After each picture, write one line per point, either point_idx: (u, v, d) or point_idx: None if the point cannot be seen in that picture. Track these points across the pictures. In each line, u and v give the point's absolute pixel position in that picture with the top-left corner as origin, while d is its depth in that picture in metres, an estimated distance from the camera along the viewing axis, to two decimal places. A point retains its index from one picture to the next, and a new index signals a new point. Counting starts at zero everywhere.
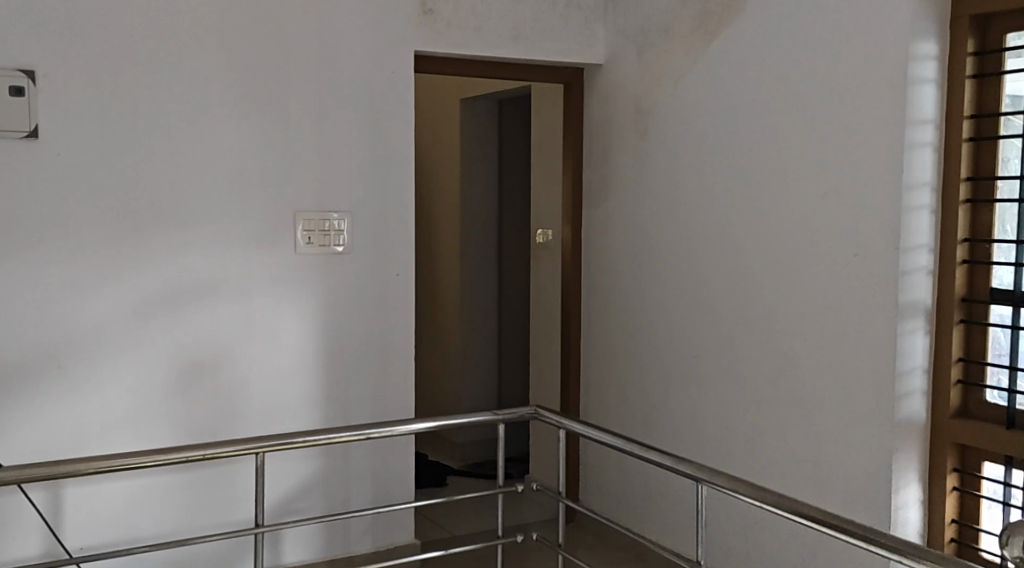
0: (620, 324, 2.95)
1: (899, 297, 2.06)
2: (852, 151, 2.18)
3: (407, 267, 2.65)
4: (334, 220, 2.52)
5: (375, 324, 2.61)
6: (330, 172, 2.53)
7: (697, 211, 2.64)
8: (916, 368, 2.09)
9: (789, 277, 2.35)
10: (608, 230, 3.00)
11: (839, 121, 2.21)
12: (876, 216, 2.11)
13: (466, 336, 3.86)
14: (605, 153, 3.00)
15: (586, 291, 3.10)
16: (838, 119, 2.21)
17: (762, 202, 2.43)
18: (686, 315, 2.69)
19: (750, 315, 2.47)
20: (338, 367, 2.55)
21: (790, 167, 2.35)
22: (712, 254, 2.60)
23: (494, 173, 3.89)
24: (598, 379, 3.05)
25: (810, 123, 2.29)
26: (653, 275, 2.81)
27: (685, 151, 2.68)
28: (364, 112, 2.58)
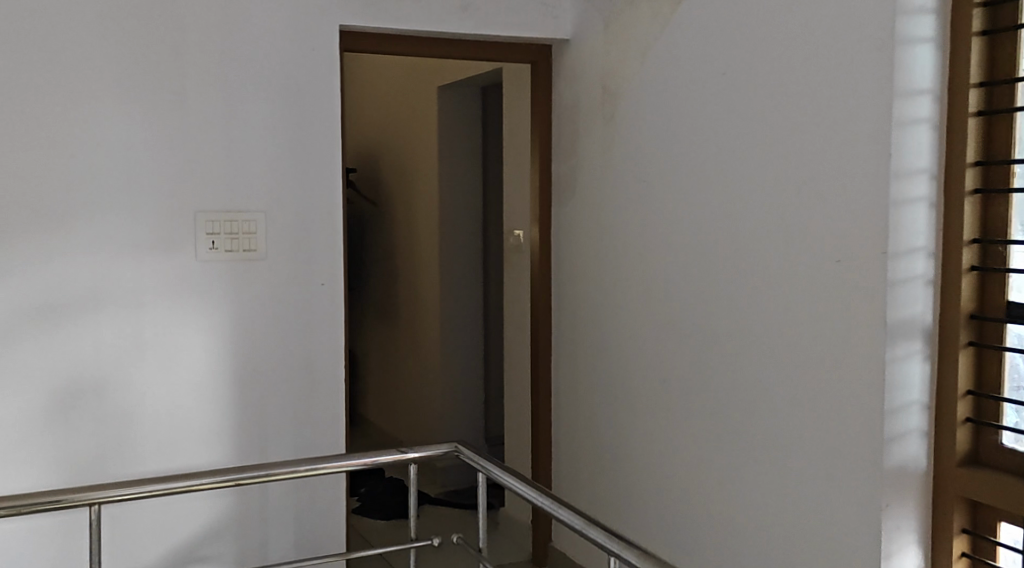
0: (592, 339, 2.56)
1: (889, 314, 1.64)
2: (836, 132, 1.75)
3: (335, 276, 2.29)
4: (245, 222, 2.16)
5: (298, 341, 2.25)
6: (243, 165, 2.17)
7: (673, 207, 2.23)
8: (912, 403, 1.68)
9: (772, 285, 1.93)
10: (579, 231, 2.62)
11: (831, 91, 1.76)
12: (863, 214, 1.69)
13: (448, 347, 3.54)
14: (574, 142, 2.62)
15: (557, 302, 2.73)
16: (819, 93, 1.79)
17: (743, 195, 2.01)
18: (657, 330, 2.30)
19: (728, 331, 2.05)
20: (255, 392, 2.19)
21: (780, 150, 1.90)
22: (686, 258, 2.19)
23: (478, 166, 3.53)
24: (571, 401, 2.68)
25: (799, 96, 1.85)
26: (623, 284, 2.42)
27: (655, 137, 2.28)
28: (283, 95, 2.22)
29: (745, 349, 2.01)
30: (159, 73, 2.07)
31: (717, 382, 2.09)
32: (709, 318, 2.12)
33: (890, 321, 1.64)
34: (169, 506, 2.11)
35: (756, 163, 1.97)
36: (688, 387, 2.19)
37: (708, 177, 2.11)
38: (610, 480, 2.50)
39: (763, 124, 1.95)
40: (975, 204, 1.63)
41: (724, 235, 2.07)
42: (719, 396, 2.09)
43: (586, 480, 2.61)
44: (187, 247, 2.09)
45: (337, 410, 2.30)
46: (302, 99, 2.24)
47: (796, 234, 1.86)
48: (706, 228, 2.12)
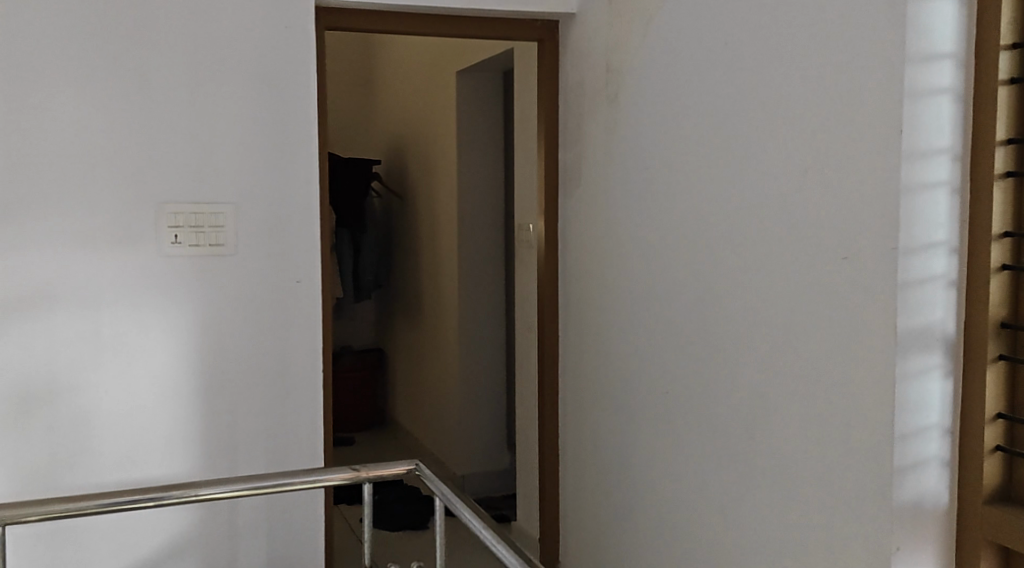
0: (597, 342, 2.35)
1: (901, 322, 1.39)
2: (842, 106, 1.49)
3: (312, 273, 2.12)
4: (212, 215, 1.99)
5: (273, 345, 2.09)
6: (212, 153, 1.98)
7: (678, 198, 1.96)
8: (930, 427, 1.42)
9: (781, 287, 1.65)
10: (584, 225, 2.40)
11: (849, 57, 1.47)
12: (873, 203, 1.42)
13: (466, 348, 3.37)
14: (580, 126, 2.40)
15: (563, 301, 2.53)
16: (822, 60, 1.53)
17: (750, 183, 1.73)
18: (659, 335, 2.06)
19: (729, 338, 1.81)
20: (225, 397, 2.04)
21: (792, 128, 1.61)
22: (686, 256, 1.94)
23: (500, 156, 3.34)
24: (577, 410, 2.48)
25: (814, 64, 1.55)
26: (625, 283, 2.19)
27: (658, 117, 2.03)
28: (254, 77, 2.02)
29: (749, 360, 1.75)
30: (118, 52, 1.88)
31: (720, 396, 1.85)
32: (713, 323, 1.86)
33: (901, 331, 1.38)
34: (131, 518, 2.01)
35: (765, 146, 1.68)
36: (690, 400, 1.95)
37: (715, 164, 1.83)
38: (612, 496, 2.30)
39: (773, 99, 1.65)
40: (1006, 189, 1.37)
41: (728, 230, 1.80)
42: (718, 411, 1.85)
43: (591, 497, 2.41)
44: (149, 243, 1.93)
45: (314, 418, 2.14)
46: (274, 82, 2.05)
47: (806, 227, 1.58)
48: (709, 222, 1.86)
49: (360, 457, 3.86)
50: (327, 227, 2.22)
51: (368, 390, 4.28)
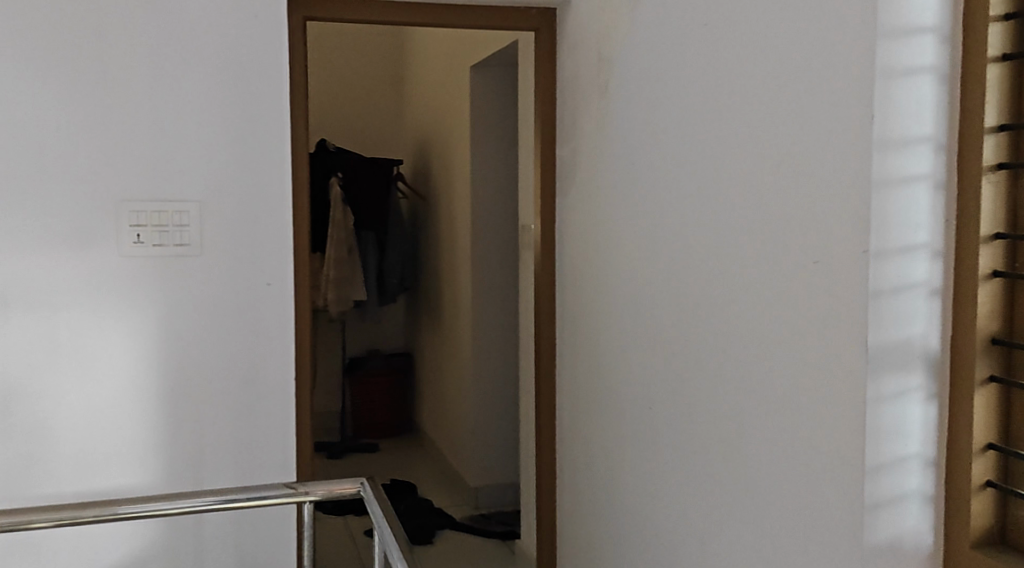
0: (589, 351, 2.20)
1: (872, 336, 1.21)
2: (812, 90, 1.31)
3: (283, 275, 2.03)
4: (176, 213, 1.92)
5: (241, 350, 2.01)
6: (176, 149, 1.91)
7: (661, 197, 1.80)
8: (909, 457, 1.24)
9: (756, 296, 1.47)
10: (579, 225, 2.25)
11: (820, 33, 1.28)
12: (845, 201, 1.25)
13: (479, 353, 3.26)
14: (575, 120, 2.25)
15: (560, 307, 2.39)
16: (792, 39, 1.35)
17: (726, 179, 1.55)
18: (643, 345, 1.90)
19: (708, 352, 1.64)
20: (189, 404, 1.97)
21: (766, 116, 1.43)
22: (668, 259, 1.78)
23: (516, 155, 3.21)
24: (572, 423, 2.33)
25: (787, 43, 1.37)
26: (614, 289, 2.04)
27: (645, 106, 1.87)
28: (222, 70, 1.95)
29: (726, 376, 1.58)
30: (75, 42, 1.82)
31: (698, 416, 1.68)
32: (693, 334, 1.69)
33: (872, 346, 1.21)
34: (92, 534, 1.95)
35: (740, 138, 1.50)
36: (672, 418, 1.79)
37: (694, 158, 1.66)
38: (602, 517, 2.15)
39: (747, 85, 1.48)
40: (998, 183, 1.18)
41: (706, 232, 1.63)
42: (697, 432, 1.69)
43: (584, 517, 2.26)
44: (109, 242, 1.87)
45: (285, 427, 2.05)
46: (243, 75, 1.96)
47: (781, 228, 1.40)
48: (688, 222, 1.69)
49: (379, 465, 3.78)
50: (303, 228, 2.13)
51: (395, 395, 4.18)
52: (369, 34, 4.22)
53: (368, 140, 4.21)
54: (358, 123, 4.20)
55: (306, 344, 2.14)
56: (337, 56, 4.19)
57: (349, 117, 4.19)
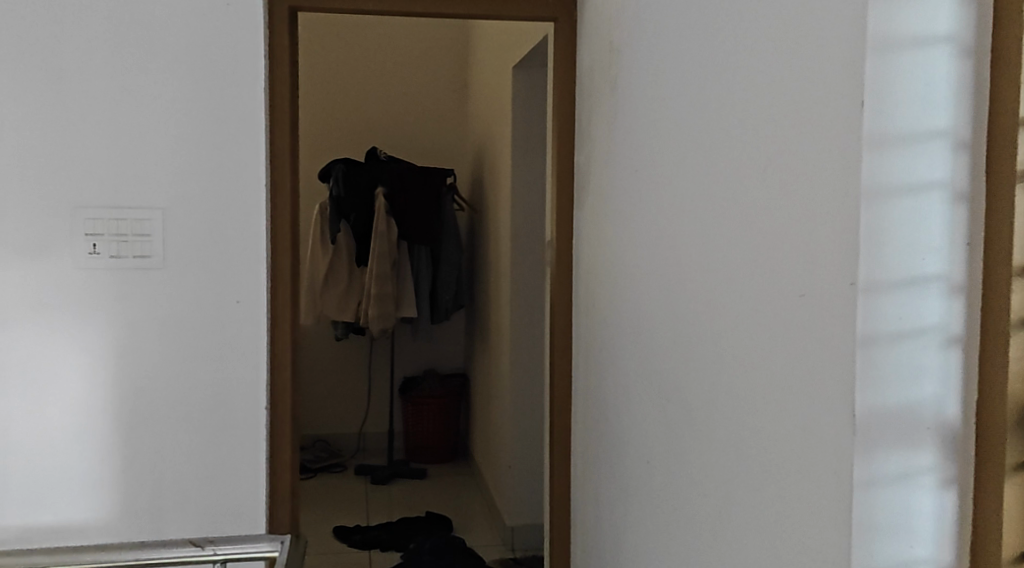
0: (598, 386, 1.92)
1: (859, 398, 0.90)
2: (795, 70, 1.01)
3: (254, 291, 1.85)
4: (136, 222, 1.78)
5: (207, 373, 1.84)
6: (137, 153, 1.77)
7: (658, 211, 1.51)
8: (912, 561, 0.92)
9: (742, 334, 1.17)
10: (592, 241, 1.98)
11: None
12: (830, 217, 0.94)
13: (518, 377, 3.01)
14: (590, 121, 1.99)
15: (577, 334, 2.12)
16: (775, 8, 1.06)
17: (713, 188, 1.26)
18: (643, 386, 1.61)
19: (696, 400, 1.34)
20: (153, 431, 1.82)
21: (751, 109, 1.13)
22: (663, 283, 1.49)
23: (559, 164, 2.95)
24: (584, 466, 2.05)
25: (770, 15, 1.07)
26: (620, 317, 1.75)
27: (645, 101, 1.59)
28: (188, 69, 1.79)
29: (715, 433, 1.27)
30: (30, 37, 1.71)
31: (689, 479, 1.37)
32: (685, 377, 1.39)
33: (859, 414, 0.90)
34: None
35: (726, 135, 1.21)
36: (667, 476, 1.48)
37: (686, 163, 1.37)
38: None
39: (734, 69, 1.18)
40: None
41: (695, 255, 1.34)
42: (686, 496, 1.39)
43: None
44: (63, 252, 1.75)
45: (257, 460, 1.87)
46: (211, 74, 1.80)
47: (765, 251, 1.09)
48: (680, 240, 1.40)
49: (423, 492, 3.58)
50: (285, 241, 1.95)
51: (448, 418, 3.92)
52: (430, 40, 4.07)
53: (425, 152, 4.05)
54: (415, 132, 4.05)
55: (286, 368, 1.96)
56: (397, 64, 4.05)
57: (406, 127, 4.05)
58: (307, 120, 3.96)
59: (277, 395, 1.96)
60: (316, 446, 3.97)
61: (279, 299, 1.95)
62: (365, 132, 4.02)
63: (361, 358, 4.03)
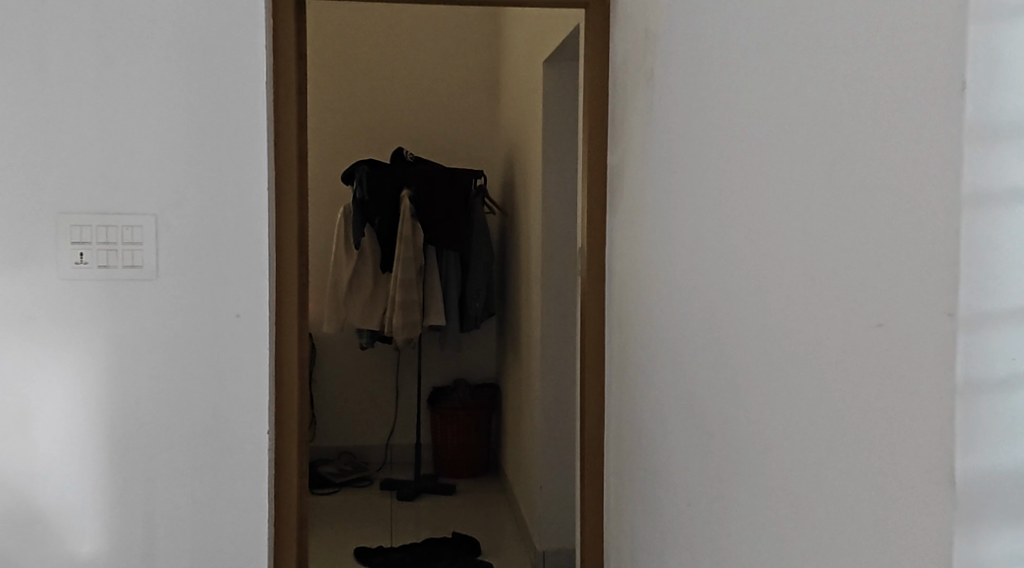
0: (633, 410, 1.74)
1: (961, 460, 0.71)
2: (870, 47, 0.82)
3: (256, 303, 1.70)
4: (126, 229, 1.64)
5: (204, 394, 1.69)
6: (128, 155, 1.64)
7: (700, 217, 1.33)
8: None
9: (801, 365, 0.98)
10: (626, 249, 1.80)
11: None
12: (919, 231, 0.75)
13: (549, 391, 2.83)
14: (624, 117, 1.81)
15: (610, 350, 1.93)
16: None
17: (767, 191, 1.07)
18: (683, 416, 1.42)
19: (745, 438, 1.15)
20: (146, 457, 1.67)
21: (813, 94, 0.94)
22: (706, 300, 1.30)
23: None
24: (619, 496, 1.87)
25: None
26: (658, 335, 1.57)
27: (686, 93, 1.40)
28: (183, 63, 1.65)
29: (766, 480, 1.08)
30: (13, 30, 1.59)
31: (736, 529, 1.19)
32: (733, 410, 1.20)
33: (959, 480, 0.71)
34: None
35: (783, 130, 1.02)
36: (710, 522, 1.29)
37: (733, 162, 1.19)
38: None
39: (791, 49, 1.00)
40: None
41: (743, 268, 1.15)
42: (733, 548, 1.20)
43: None
44: (48, 262, 1.62)
45: (259, 489, 1.71)
46: (207, 68, 1.66)
47: (829, 266, 0.91)
48: (727, 250, 1.21)
49: (451, 510, 3.42)
50: (291, 249, 1.80)
51: (479, 431, 3.75)
52: (461, 36, 3.90)
53: (454, 152, 3.90)
54: (445, 132, 3.89)
55: (293, 387, 1.81)
56: (426, 60, 3.89)
57: (435, 126, 3.89)
58: (333, 119, 3.83)
59: (283, 416, 1.81)
60: (342, 459, 3.83)
61: (286, 311, 1.80)
62: (393, 132, 3.87)
63: (389, 367, 3.88)
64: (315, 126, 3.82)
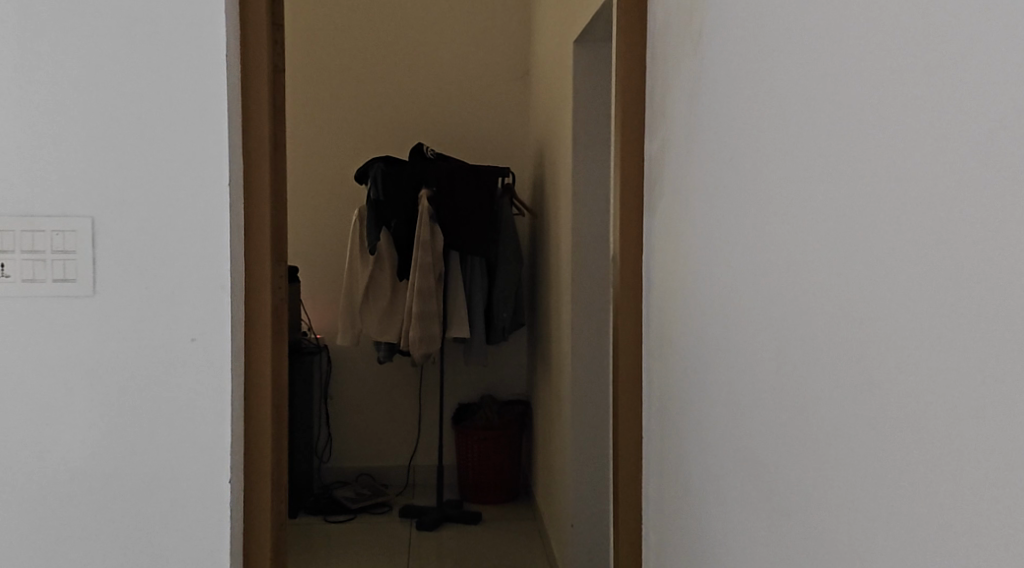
0: (676, 458, 1.41)
1: None
2: None
3: (215, 326, 1.40)
4: (56, 235, 1.35)
5: (151, 435, 1.40)
6: (58, 147, 1.36)
7: (766, 219, 0.99)
8: None
9: (907, 427, 0.67)
10: (666, 258, 1.47)
11: None
12: None
13: (579, 416, 2.49)
14: (664, 96, 1.48)
15: (646, 379, 1.60)
16: None
17: (863, 186, 0.75)
18: (739, 476, 1.09)
19: (833, 531, 0.82)
20: (84, 509, 1.39)
21: (950, 23, 0.62)
22: (773, 328, 0.96)
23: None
24: (659, 558, 1.53)
25: None
26: (704, 368, 1.24)
27: (743, 55, 1.07)
28: (125, 35, 1.36)
29: None
30: None
31: None
32: (811, 483, 0.87)
33: None
34: None
35: (901, 89, 0.68)
36: None
37: (813, 139, 0.85)
38: None
39: None
40: None
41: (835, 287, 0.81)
42: None
43: None
44: None
45: (218, 549, 1.42)
46: (157, 40, 1.37)
47: (1000, 289, 0.57)
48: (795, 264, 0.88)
49: (475, 542, 3.10)
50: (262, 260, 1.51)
51: (507, 452, 3.43)
52: (489, 22, 3.59)
53: (481, 150, 3.60)
54: (471, 129, 3.60)
55: (266, 424, 1.51)
56: (451, 51, 3.59)
57: (461, 123, 3.59)
58: (352, 116, 3.55)
59: (253, 458, 1.51)
60: (360, 481, 3.55)
61: (257, 334, 1.50)
62: (416, 126, 3.58)
63: (410, 383, 3.59)
64: (330, 121, 3.54)
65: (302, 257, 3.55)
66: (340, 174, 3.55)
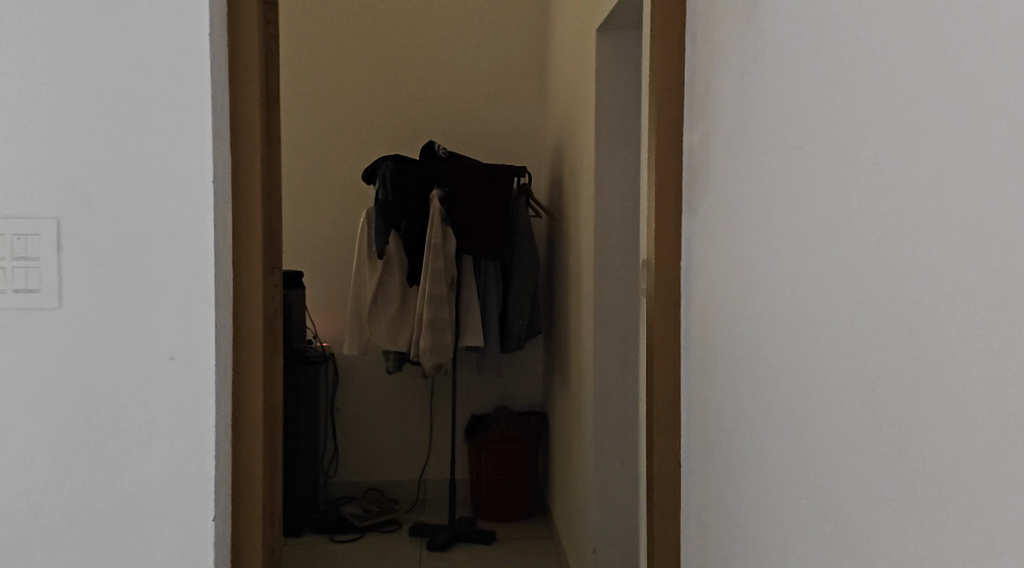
0: (723, 490, 1.23)
1: None
2: None
3: (196, 344, 1.23)
4: (17, 239, 1.19)
5: (123, 467, 1.23)
6: (20, 138, 1.19)
7: (855, 220, 0.81)
8: None
9: None
10: (710, 264, 1.29)
11: None
12: None
13: (603, 434, 2.31)
14: (708, 83, 1.30)
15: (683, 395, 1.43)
16: None
17: (1001, 157, 0.60)
18: (811, 515, 0.92)
19: None
20: (46, 551, 1.22)
21: None
22: (868, 353, 0.78)
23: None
24: None
25: None
26: (765, 392, 1.06)
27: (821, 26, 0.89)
28: (98, 12, 1.20)
29: None
30: None
31: None
32: (922, 541, 0.70)
33: None
34: None
35: None
36: None
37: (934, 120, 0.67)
38: None
39: None
40: None
41: (956, 292, 0.65)
42: None
43: None
44: None
45: None
46: (132, 17, 1.21)
47: None
48: (894, 252, 0.74)
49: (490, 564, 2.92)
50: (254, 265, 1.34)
51: (522, 467, 3.26)
52: (504, 16, 3.43)
53: (496, 149, 3.43)
54: (485, 126, 3.43)
55: (257, 451, 1.34)
56: (464, 45, 3.42)
57: (474, 120, 3.43)
58: (360, 114, 3.39)
59: (242, 489, 1.34)
60: (368, 498, 3.38)
61: (246, 348, 1.33)
62: (427, 125, 3.42)
63: (421, 393, 3.42)
64: (337, 119, 3.38)
65: (308, 261, 3.39)
66: (348, 174, 3.39)
